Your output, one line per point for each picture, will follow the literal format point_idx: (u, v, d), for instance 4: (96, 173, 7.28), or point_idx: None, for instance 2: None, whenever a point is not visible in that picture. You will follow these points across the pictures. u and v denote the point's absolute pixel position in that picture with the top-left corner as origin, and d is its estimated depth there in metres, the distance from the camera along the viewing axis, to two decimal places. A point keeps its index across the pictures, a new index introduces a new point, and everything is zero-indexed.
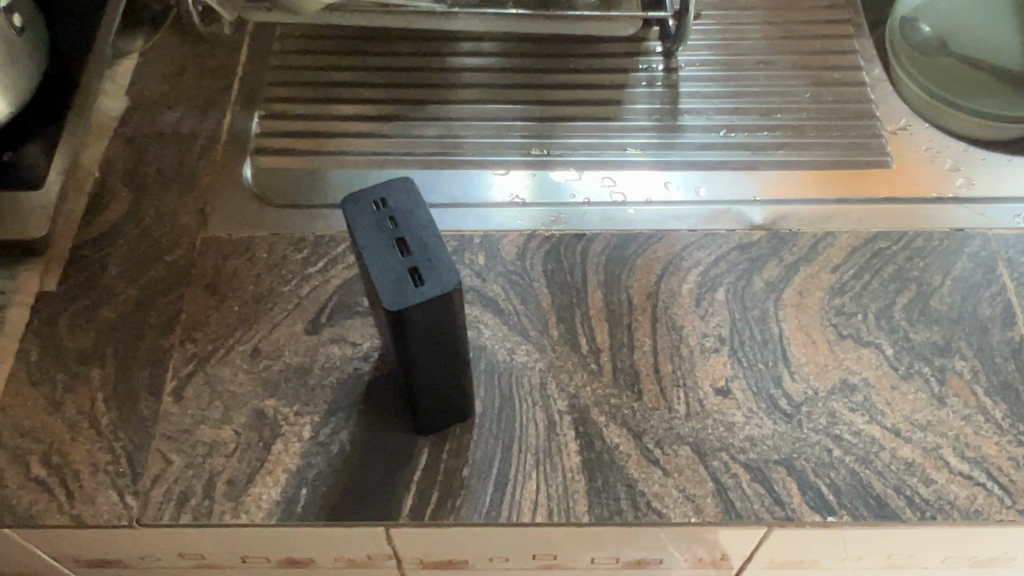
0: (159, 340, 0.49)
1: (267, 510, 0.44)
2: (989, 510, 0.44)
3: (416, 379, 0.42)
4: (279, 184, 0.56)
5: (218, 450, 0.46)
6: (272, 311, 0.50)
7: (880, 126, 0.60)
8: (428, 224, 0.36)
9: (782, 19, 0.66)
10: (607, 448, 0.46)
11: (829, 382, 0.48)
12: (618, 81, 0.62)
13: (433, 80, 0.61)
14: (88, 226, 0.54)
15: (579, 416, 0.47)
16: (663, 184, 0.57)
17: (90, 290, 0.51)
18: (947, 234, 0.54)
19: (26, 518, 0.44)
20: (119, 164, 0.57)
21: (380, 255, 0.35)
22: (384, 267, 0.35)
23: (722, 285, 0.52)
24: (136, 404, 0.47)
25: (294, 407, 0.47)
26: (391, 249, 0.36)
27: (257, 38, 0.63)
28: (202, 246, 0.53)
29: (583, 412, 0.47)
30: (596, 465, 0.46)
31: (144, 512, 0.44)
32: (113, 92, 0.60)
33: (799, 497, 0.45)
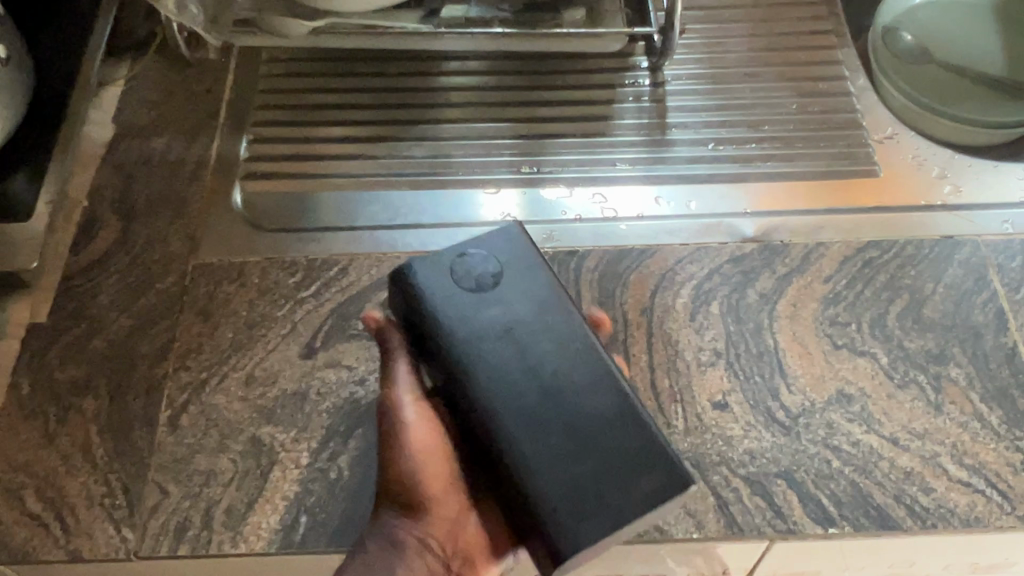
0: (153, 370, 0.49)
1: (266, 538, 0.44)
2: (989, 517, 0.45)
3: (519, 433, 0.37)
4: (271, 208, 0.56)
5: (216, 479, 0.45)
6: (267, 336, 0.50)
7: (867, 136, 0.61)
8: (514, 248, 0.41)
9: (766, 32, 0.67)
10: (681, 473, 0.36)
11: (827, 392, 0.48)
12: (606, 96, 0.62)
13: (421, 100, 0.61)
14: (79, 255, 0.53)
15: (685, 485, 0.36)
16: (653, 199, 0.57)
17: (81, 320, 0.51)
18: (936, 241, 0.55)
19: (21, 554, 0.44)
20: (108, 192, 0.56)
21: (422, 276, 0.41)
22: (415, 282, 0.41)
23: (716, 298, 0.52)
24: (132, 435, 0.47)
25: (292, 434, 0.47)
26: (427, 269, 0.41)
27: (244, 61, 0.63)
28: (194, 273, 0.53)
29: (680, 474, 0.36)
30: (667, 495, 0.36)
31: (142, 544, 0.44)
32: (101, 119, 0.60)
33: (800, 509, 0.45)
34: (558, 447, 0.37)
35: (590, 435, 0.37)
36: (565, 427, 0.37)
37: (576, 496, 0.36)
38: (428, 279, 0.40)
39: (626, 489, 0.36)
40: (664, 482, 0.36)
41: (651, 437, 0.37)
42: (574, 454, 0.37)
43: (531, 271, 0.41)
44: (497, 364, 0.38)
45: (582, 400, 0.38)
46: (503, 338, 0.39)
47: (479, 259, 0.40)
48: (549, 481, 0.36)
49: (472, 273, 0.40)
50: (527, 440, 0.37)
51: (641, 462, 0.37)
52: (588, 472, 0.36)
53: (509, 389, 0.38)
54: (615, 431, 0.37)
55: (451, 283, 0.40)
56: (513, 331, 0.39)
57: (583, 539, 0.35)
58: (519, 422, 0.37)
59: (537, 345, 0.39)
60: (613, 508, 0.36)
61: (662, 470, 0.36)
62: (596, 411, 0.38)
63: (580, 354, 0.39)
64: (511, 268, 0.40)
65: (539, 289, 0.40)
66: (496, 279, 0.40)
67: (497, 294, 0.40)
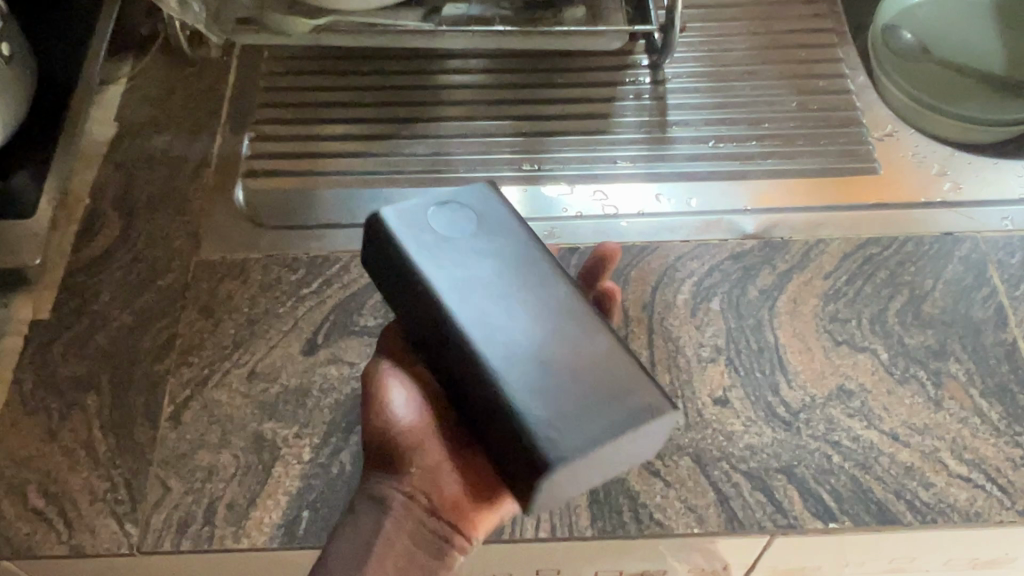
0: (155, 366, 0.49)
1: (268, 533, 0.44)
2: (989, 512, 0.45)
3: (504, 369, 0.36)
4: (272, 206, 0.56)
5: (218, 474, 0.46)
6: (269, 332, 0.50)
7: (867, 133, 0.61)
8: (489, 197, 0.42)
9: (766, 30, 0.67)
10: (663, 398, 0.36)
11: (827, 388, 0.49)
12: (607, 94, 0.63)
13: (422, 98, 0.61)
14: (81, 252, 0.54)
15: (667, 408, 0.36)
16: (654, 196, 0.57)
17: (84, 316, 0.51)
18: (936, 238, 0.55)
19: (24, 549, 0.44)
20: (110, 189, 0.57)
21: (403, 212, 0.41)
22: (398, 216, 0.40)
23: (717, 295, 0.52)
24: (134, 431, 0.47)
25: (294, 429, 0.47)
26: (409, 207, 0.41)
27: (245, 60, 0.63)
28: (196, 269, 0.53)
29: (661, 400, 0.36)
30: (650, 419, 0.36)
31: (144, 539, 0.44)
32: (103, 117, 0.60)
33: (800, 504, 0.45)
34: (538, 372, 0.36)
35: (570, 362, 0.36)
36: (545, 353, 0.36)
37: (560, 415, 0.35)
38: (403, 222, 0.40)
39: (609, 411, 0.35)
40: (647, 405, 0.36)
41: (630, 366, 0.37)
42: (555, 378, 0.36)
43: (506, 217, 0.41)
44: (473, 297, 0.38)
45: (561, 332, 0.37)
46: (480, 274, 0.38)
47: (455, 205, 0.41)
48: (531, 407, 0.35)
49: (448, 216, 0.40)
50: (507, 365, 0.36)
51: (622, 386, 0.36)
52: (569, 394, 0.36)
53: (486, 319, 0.37)
54: (596, 360, 0.37)
55: (426, 225, 0.40)
56: (489, 268, 0.39)
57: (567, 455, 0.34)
58: (498, 348, 0.36)
59: (513, 282, 0.39)
60: (597, 427, 0.35)
61: (643, 393, 0.36)
62: (575, 341, 0.37)
63: (556, 291, 0.39)
64: (486, 213, 0.41)
65: (514, 233, 0.40)
66: (471, 222, 0.40)
67: (474, 235, 0.40)
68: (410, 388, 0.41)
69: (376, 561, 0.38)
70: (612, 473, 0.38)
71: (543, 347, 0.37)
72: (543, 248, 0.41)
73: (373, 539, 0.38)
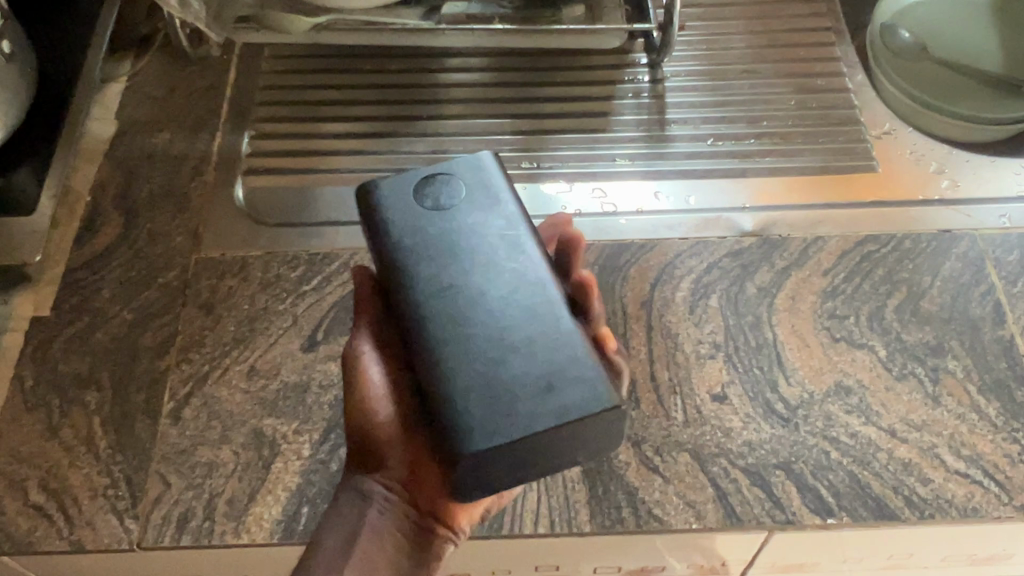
0: (155, 362, 0.49)
1: (268, 529, 0.44)
2: (987, 507, 0.45)
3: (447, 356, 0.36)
4: (272, 203, 0.56)
5: (218, 470, 0.46)
6: (269, 329, 0.51)
7: (865, 132, 0.61)
8: (484, 169, 0.41)
9: (765, 28, 0.67)
10: (609, 392, 0.35)
11: (826, 384, 0.49)
12: (606, 92, 0.63)
13: (421, 96, 0.62)
14: (82, 249, 0.54)
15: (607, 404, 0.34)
16: (653, 194, 0.57)
17: (84, 314, 0.51)
18: (935, 236, 0.55)
19: (24, 545, 0.44)
20: (111, 187, 0.57)
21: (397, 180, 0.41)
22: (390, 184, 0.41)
23: (715, 292, 0.52)
24: (134, 427, 0.47)
25: (293, 425, 0.47)
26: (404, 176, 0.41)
27: (245, 58, 0.63)
28: (196, 267, 0.53)
29: (605, 393, 0.35)
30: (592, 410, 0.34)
31: (145, 535, 0.44)
32: (103, 115, 0.60)
33: (798, 500, 0.45)
34: (479, 354, 0.36)
35: (516, 346, 0.36)
36: (494, 335, 0.36)
37: (489, 401, 0.35)
38: (394, 191, 0.41)
39: (544, 402, 0.34)
40: (589, 398, 0.35)
41: (580, 354, 0.36)
42: (496, 359, 0.36)
43: (494, 190, 0.41)
44: (435, 270, 0.38)
45: (516, 315, 0.37)
46: (450, 245, 0.39)
47: (444, 174, 0.41)
48: (464, 394, 0.35)
49: (434, 186, 0.40)
50: (450, 345, 0.36)
51: (565, 376, 0.35)
52: (512, 377, 0.35)
53: (443, 294, 0.37)
54: (544, 345, 0.36)
55: (410, 194, 0.40)
56: (460, 241, 0.39)
57: (486, 442, 0.34)
58: (446, 328, 0.37)
59: (480, 256, 0.38)
60: (524, 417, 0.34)
61: (586, 385, 0.35)
62: (526, 324, 0.37)
63: (522, 270, 0.38)
64: (474, 184, 0.41)
65: (498, 205, 0.40)
66: (456, 193, 0.40)
67: (455, 206, 0.40)
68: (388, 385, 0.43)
69: (363, 551, 0.41)
70: (563, 464, 0.37)
71: (492, 326, 0.36)
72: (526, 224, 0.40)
73: (360, 530, 0.41)
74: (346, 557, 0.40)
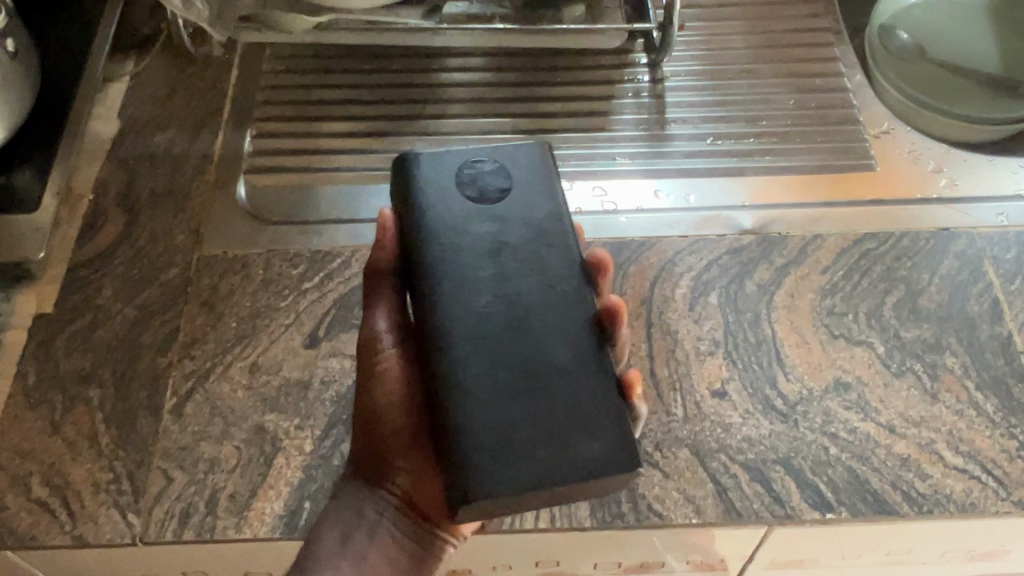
0: (158, 359, 0.49)
1: (270, 523, 0.45)
2: (984, 502, 0.45)
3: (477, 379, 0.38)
4: (274, 201, 0.57)
5: (220, 466, 0.46)
6: (271, 326, 0.51)
7: (863, 131, 0.61)
8: (536, 172, 0.42)
9: (763, 29, 0.68)
10: (632, 452, 0.36)
11: (824, 381, 0.49)
12: (606, 92, 0.63)
13: (422, 96, 0.62)
14: (85, 247, 0.54)
15: (626, 467, 0.36)
16: (653, 192, 0.58)
17: (87, 311, 0.51)
18: (933, 234, 0.55)
19: (27, 540, 0.44)
20: (113, 185, 0.57)
21: (445, 158, 0.42)
22: (439, 160, 0.42)
23: (715, 289, 0.53)
24: (136, 423, 0.47)
25: (295, 421, 0.47)
26: (453, 155, 0.42)
27: (247, 58, 0.64)
28: (199, 265, 0.53)
29: (627, 456, 0.36)
30: (612, 463, 0.36)
31: (147, 530, 0.44)
32: (106, 114, 0.60)
33: (798, 495, 0.45)
34: (504, 384, 0.37)
35: (542, 383, 0.37)
36: (521, 362, 0.38)
37: (505, 441, 0.36)
38: (441, 174, 0.42)
39: (564, 454, 0.36)
40: (611, 457, 0.36)
41: (606, 406, 0.37)
42: (522, 383, 0.37)
43: (541, 197, 0.42)
44: (467, 277, 0.40)
45: (548, 346, 0.38)
46: (487, 245, 0.40)
47: (494, 170, 0.42)
48: (487, 424, 0.37)
49: (480, 182, 0.42)
50: (472, 364, 0.38)
51: (585, 427, 0.37)
52: (535, 410, 0.37)
53: (473, 303, 0.39)
54: (571, 388, 0.37)
55: (454, 185, 0.41)
56: (498, 248, 0.40)
57: (498, 484, 0.36)
58: (472, 344, 0.38)
59: (515, 268, 0.40)
60: (541, 467, 0.36)
61: (609, 442, 0.36)
62: (555, 361, 0.38)
63: (560, 298, 0.39)
64: (521, 187, 0.42)
65: (544, 217, 0.41)
66: (502, 193, 0.42)
67: (497, 207, 0.41)
68: (400, 382, 0.45)
69: (360, 549, 0.43)
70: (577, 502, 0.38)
71: (523, 343, 0.38)
72: (573, 250, 0.41)
73: (357, 527, 0.44)
74: (340, 550, 0.43)
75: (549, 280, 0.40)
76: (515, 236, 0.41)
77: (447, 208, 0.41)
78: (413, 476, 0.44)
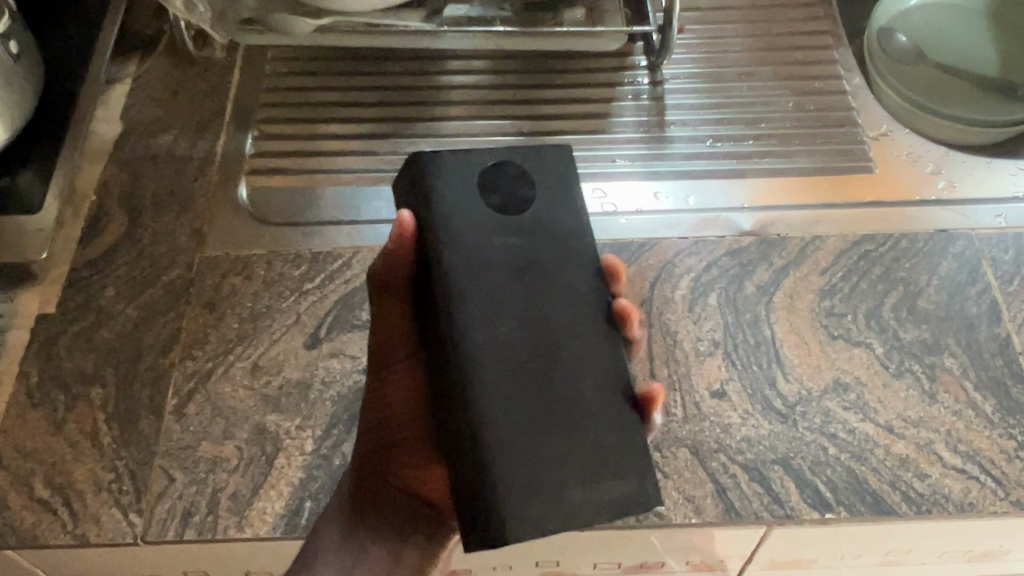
0: (159, 359, 0.50)
1: (272, 523, 0.45)
2: (983, 502, 0.45)
3: (503, 406, 0.37)
4: (275, 203, 0.57)
5: (221, 465, 0.46)
6: (272, 326, 0.51)
7: (862, 133, 0.62)
8: (559, 187, 0.42)
9: (762, 32, 0.68)
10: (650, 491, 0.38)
11: (823, 381, 0.49)
12: (606, 94, 0.63)
13: (423, 99, 0.62)
14: (87, 248, 0.54)
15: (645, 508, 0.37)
16: (652, 195, 0.58)
17: (88, 312, 0.52)
18: (931, 235, 0.56)
19: (29, 539, 0.44)
20: (115, 187, 0.57)
21: (470, 160, 0.41)
22: (462, 161, 0.41)
23: (714, 290, 0.53)
24: (138, 423, 0.47)
25: (296, 421, 0.48)
26: (477, 157, 0.42)
27: (249, 61, 0.64)
28: (200, 265, 0.54)
29: (646, 496, 0.38)
30: (631, 500, 0.37)
31: (149, 529, 0.45)
32: (108, 117, 0.61)
33: (797, 495, 0.46)
34: (529, 413, 0.37)
35: (566, 413, 0.38)
36: (545, 388, 0.38)
37: (537, 473, 0.36)
38: (467, 179, 0.41)
39: (594, 489, 0.37)
40: (631, 496, 0.37)
41: (626, 440, 0.38)
42: (546, 412, 0.38)
43: (564, 213, 0.42)
44: (491, 296, 0.39)
45: (572, 373, 0.39)
46: (512, 261, 0.40)
47: (518, 181, 0.42)
48: (512, 454, 0.37)
49: (503, 193, 0.41)
50: (498, 387, 0.38)
51: (609, 464, 0.37)
52: (560, 442, 0.37)
53: (497, 323, 0.39)
54: (596, 422, 0.38)
55: (478, 195, 0.41)
56: (523, 265, 0.40)
57: (523, 518, 0.36)
58: (499, 365, 0.38)
59: (540, 288, 0.40)
60: (566, 503, 0.36)
61: (636, 479, 0.37)
62: (579, 390, 0.38)
63: (582, 325, 0.40)
64: (542, 200, 0.42)
65: (568, 236, 0.42)
66: (523, 206, 0.41)
67: (522, 217, 0.41)
68: (410, 386, 0.47)
69: (360, 543, 0.45)
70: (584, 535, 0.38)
71: (547, 368, 0.38)
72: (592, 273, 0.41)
73: (355, 524, 0.44)
74: (339, 546, 0.44)
75: (572, 308, 0.40)
76: (538, 255, 0.41)
77: (472, 219, 0.40)
78: (420, 470, 0.46)
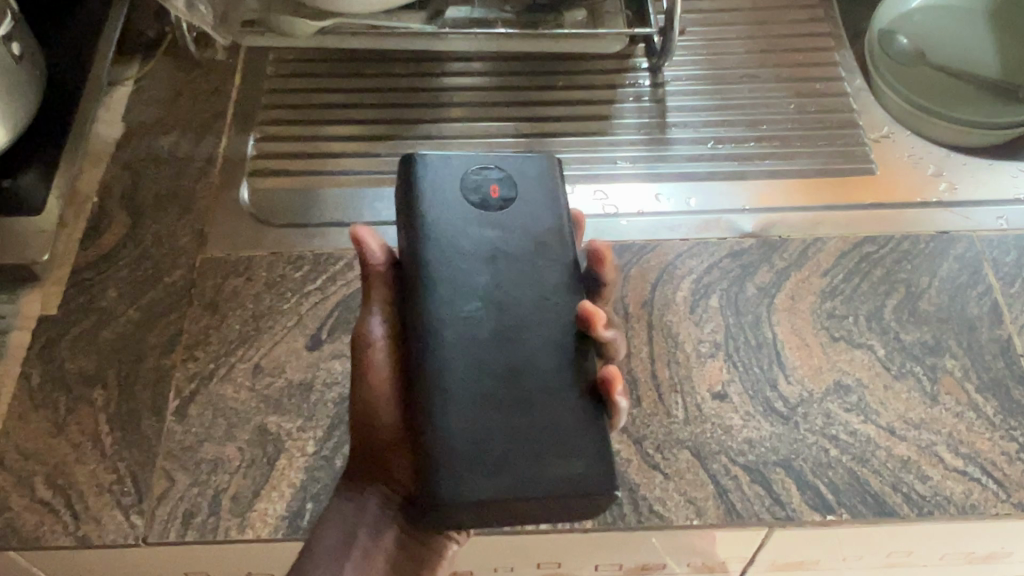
0: (161, 360, 0.50)
1: (273, 524, 0.45)
2: (984, 504, 0.45)
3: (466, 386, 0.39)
4: (276, 204, 0.57)
5: (223, 466, 0.46)
6: (273, 328, 0.51)
7: (863, 135, 0.62)
8: (536, 188, 0.44)
9: (764, 33, 0.68)
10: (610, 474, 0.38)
11: (824, 383, 0.49)
12: (607, 96, 0.63)
13: (423, 100, 0.62)
14: (89, 249, 0.54)
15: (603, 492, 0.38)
16: (654, 196, 0.58)
17: (90, 313, 0.52)
18: (933, 237, 0.56)
19: (31, 540, 0.44)
20: (117, 188, 0.57)
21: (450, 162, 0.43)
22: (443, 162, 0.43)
23: (715, 292, 0.53)
24: (140, 424, 0.48)
25: (297, 422, 0.48)
26: (457, 159, 0.43)
27: (250, 63, 0.64)
28: (202, 266, 0.54)
29: (603, 479, 0.38)
30: (588, 481, 0.38)
31: (151, 530, 0.45)
32: (110, 118, 0.61)
33: (798, 497, 0.45)
34: (492, 396, 0.39)
35: (528, 397, 0.39)
36: (510, 373, 0.39)
37: (488, 452, 0.38)
38: (447, 178, 0.43)
39: (547, 467, 0.38)
40: (588, 476, 0.38)
41: (587, 425, 0.39)
42: (507, 395, 0.39)
43: (540, 211, 0.44)
44: (462, 286, 0.41)
45: (538, 360, 0.40)
46: (485, 254, 0.42)
47: (498, 182, 0.43)
48: (470, 431, 0.38)
49: (482, 193, 0.43)
50: (463, 369, 0.39)
51: (566, 446, 0.38)
52: (518, 424, 0.38)
53: (466, 310, 0.40)
54: (557, 407, 0.39)
55: (456, 193, 0.43)
56: (495, 258, 0.42)
57: (473, 491, 0.37)
58: (466, 349, 0.40)
59: (510, 279, 0.41)
60: (518, 480, 0.37)
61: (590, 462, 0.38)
62: (543, 376, 0.40)
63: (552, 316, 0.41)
64: (519, 201, 0.43)
65: (543, 232, 0.43)
66: (502, 205, 0.43)
67: (498, 216, 0.43)
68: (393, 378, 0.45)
69: (363, 546, 0.44)
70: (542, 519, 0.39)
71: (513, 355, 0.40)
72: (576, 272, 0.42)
73: (358, 526, 0.44)
74: (341, 550, 0.44)
75: (543, 298, 0.41)
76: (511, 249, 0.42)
77: (450, 213, 0.42)
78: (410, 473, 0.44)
